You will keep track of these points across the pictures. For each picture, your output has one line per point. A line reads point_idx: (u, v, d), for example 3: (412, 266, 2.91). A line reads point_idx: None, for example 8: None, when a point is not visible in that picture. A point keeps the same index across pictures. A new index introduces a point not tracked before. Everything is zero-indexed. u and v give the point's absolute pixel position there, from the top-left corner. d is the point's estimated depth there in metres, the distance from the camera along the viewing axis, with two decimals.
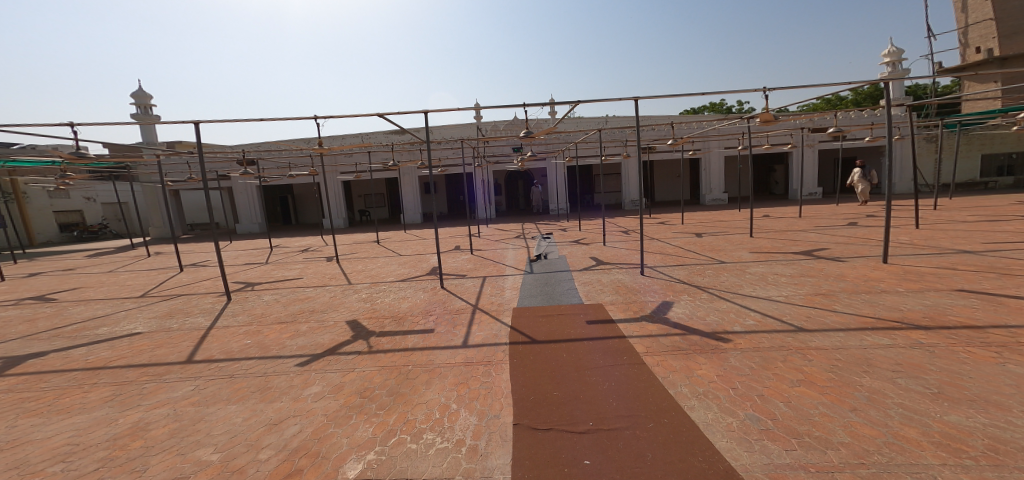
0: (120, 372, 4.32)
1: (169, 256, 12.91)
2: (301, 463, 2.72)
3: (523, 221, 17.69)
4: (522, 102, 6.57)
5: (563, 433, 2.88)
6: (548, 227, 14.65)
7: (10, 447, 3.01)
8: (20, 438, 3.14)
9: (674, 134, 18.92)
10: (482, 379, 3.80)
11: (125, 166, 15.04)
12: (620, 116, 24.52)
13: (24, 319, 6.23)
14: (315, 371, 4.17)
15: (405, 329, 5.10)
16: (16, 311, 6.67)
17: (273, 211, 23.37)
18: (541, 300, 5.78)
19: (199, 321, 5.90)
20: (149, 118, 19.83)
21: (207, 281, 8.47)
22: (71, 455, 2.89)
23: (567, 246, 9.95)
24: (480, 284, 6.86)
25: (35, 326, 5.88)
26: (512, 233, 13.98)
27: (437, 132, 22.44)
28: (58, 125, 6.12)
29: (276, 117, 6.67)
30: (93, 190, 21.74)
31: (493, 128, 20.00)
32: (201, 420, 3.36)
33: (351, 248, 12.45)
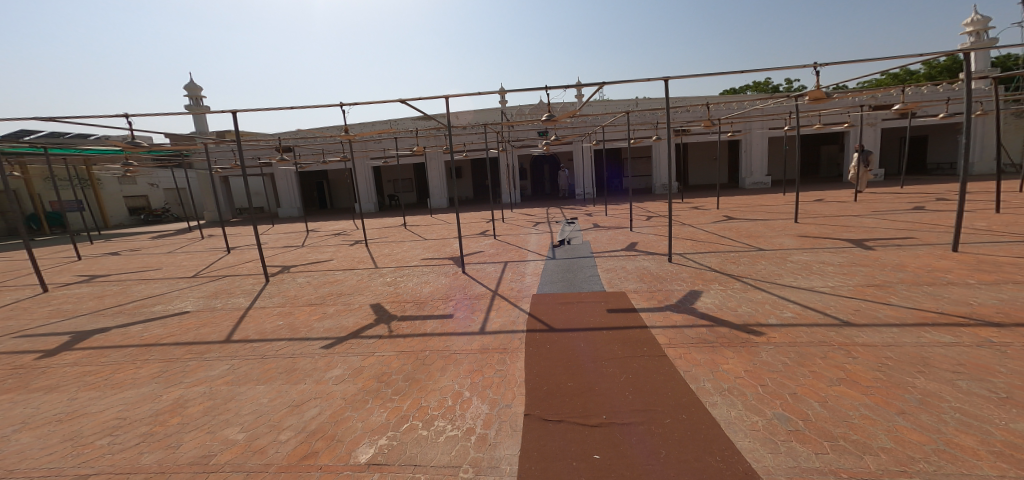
0: (166, 350, 4.68)
1: (218, 238, 13.87)
2: (317, 446, 2.90)
3: (548, 206, 17.44)
4: (545, 85, 6.36)
5: (574, 426, 2.86)
6: (574, 212, 14.38)
7: (70, 419, 3.39)
8: (78, 410, 3.53)
9: (709, 115, 17.95)
10: (497, 366, 3.78)
11: (180, 154, 16.24)
12: (652, 98, 23.51)
13: (94, 295, 6.94)
14: (338, 354, 4.31)
15: (425, 314, 5.18)
16: (89, 288, 7.44)
17: (311, 196, 24.58)
18: (562, 287, 5.65)
19: (240, 301, 6.30)
20: (199, 108, 21.32)
21: (247, 263, 9.00)
22: (118, 429, 3.23)
23: (591, 231, 9.73)
24: (501, 269, 6.83)
25: (101, 302, 6.51)
26: (537, 217, 13.86)
27: (462, 117, 22.58)
28: (111, 115, 6.38)
29: (305, 106, 6.81)
30: (155, 177, 23.84)
31: (516, 112, 19.91)
32: (232, 399, 3.61)
33: (380, 232, 12.83)
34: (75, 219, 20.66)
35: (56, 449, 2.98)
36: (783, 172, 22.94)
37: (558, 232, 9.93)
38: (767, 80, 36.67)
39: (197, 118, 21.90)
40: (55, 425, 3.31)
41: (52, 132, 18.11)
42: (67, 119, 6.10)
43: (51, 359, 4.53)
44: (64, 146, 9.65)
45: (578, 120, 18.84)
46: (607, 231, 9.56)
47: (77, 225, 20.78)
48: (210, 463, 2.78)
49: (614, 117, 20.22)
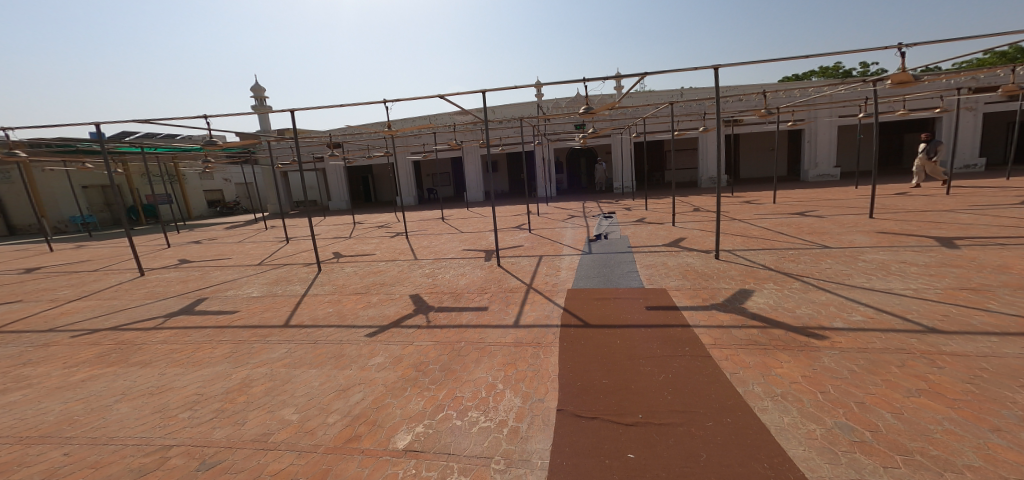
0: (236, 331, 5.17)
1: (278, 230, 15.09)
2: (360, 430, 3.05)
3: (585, 200, 17.13)
4: (583, 78, 6.23)
5: (608, 423, 2.76)
6: (612, 205, 13.99)
7: (159, 392, 3.85)
8: (166, 385, 3.99)
9: (764, 103, 16.70)
10: (531, 360, 3.75)
11: (246, 150, 18.00)
12: (698, 87, 22.28)
13: (180, 279, 7.85)
14: (380, 342, 4.51)
15: (461, 305, 5.27)
16: (176, 273, 8.43)
17: (357, 190, 26.10)
18: (598, 282, 5.50)
19: (297, 288, 6.80)
20: (263, 107, 23.50)
21: (301, 253, 9.71)
22: (196, 404, 3.61)
23: (630, 226, 9.38)
24: (536, 263, 6.79)
25: (186, 286, 7.35)
26: (573, 211, 13.66)
27: (497, 111, 22.85)
28: (192, 117, 7.09)
29: (353, 104, 7.12)
30: (228, 172, 26.74)
31: (553, 106, 19.84)
32: (289, 381, 3.90)
33: (419, 224, 13.27)
34: (166, 211, 23.50)
35: (148, 420, 3.39)
36: (854, 162, 20.83)
37: (595, 226, 9.70)
38: (838, 64, 33.23)
39: (263, 117, 23.89)
40: (148, 397, 3.77)
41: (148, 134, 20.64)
42: (158, 121, 6.89)
43: (145, 336, 5.17)
44: (155, 145, 10.91)
45: (617, 112, 18.40)
46: (648, 226, 9.17)
47: (167, 215, 23.61)
48: (269, 440, 3.03)
49: (657, 109, 19.57)
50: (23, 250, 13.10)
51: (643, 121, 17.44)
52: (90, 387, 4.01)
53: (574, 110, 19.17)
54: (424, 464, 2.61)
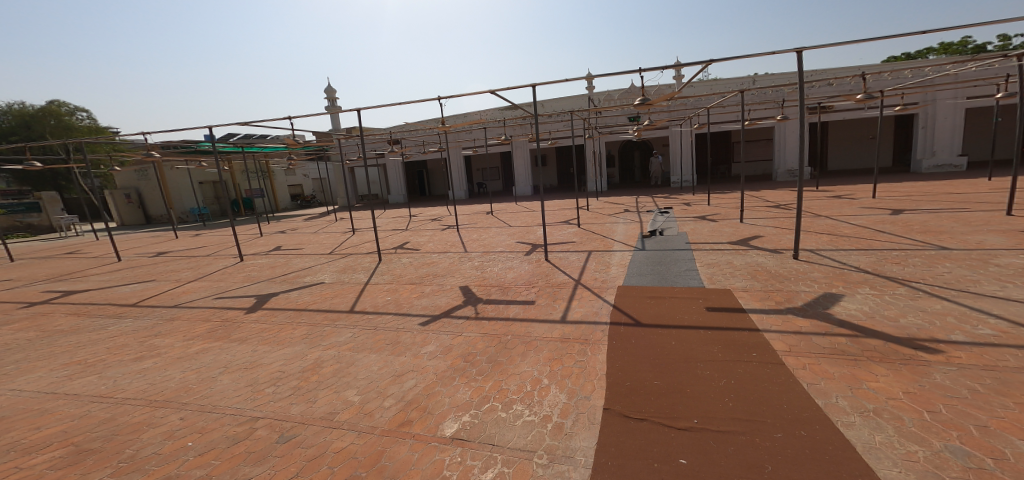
0: (311, 314, 5.74)
1: (346, 222, 16.55)
2: (412, 415, 3.18)
3: (638, 194, 16.62)
4: (640, 69, 6.03)
5: (659, 426, 2.55)
6: (669, 200, 13.26)
7: (252, 367, 4.40)
8: (256, 361, 4.55)
9: (863, 87, 14.73)
10: (577, 357, 3.63)
11: (320, 148, 20.16)
12: (775, 73, 20.17)
13: (269, 265, 8.96)
14: (432, 331, 4.69)
15: (509, 298, 5.30)
16: (266, 259, 9.65)
17: (413, 184, 27.98)
18: (651, 280, 5.18)
19: (360, 276, 7.38)
20: (334, 107, 26.14)
21: (366, 244, 10.57)
22: (278, 381, 4.05)
23: (689, 222, 8.81)
24: (585, 258, 6.63)
25: (273, 271, 8.37)
26: (625, 206, 13.20)
27: (547, 105, 22.95)
28: (280, 119, 8.02)
29: (412, 101, 7.51)
30: (306, 169, 29.95)
31: (605, 99, 19.85)
32: (352, 364, 4.22)
33: (470, 218, 13.76)
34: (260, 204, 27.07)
35: (241, 391, 3.89)
36: (988, 151, 17.54)
37: (650, 222, 9.26)
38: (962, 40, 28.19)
39: (336, 119, 26.54)
40: (243, 371, 4.32)
41: (246, 136, 24.06)
42: (255, 124, 7.92)
43: (241, 315, 5.96)
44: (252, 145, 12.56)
45: (676, 102, 17.85)
46: (709, 222, 8.53)
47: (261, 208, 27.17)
48: (334, 419, 3.28)
49: (722, 98, 18.61)
50: (157, 237, 15.91)
51: (701, 111, 16.85)
52: (202, 358, 4.72)
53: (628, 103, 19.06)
54: (469, 453, 2.64)
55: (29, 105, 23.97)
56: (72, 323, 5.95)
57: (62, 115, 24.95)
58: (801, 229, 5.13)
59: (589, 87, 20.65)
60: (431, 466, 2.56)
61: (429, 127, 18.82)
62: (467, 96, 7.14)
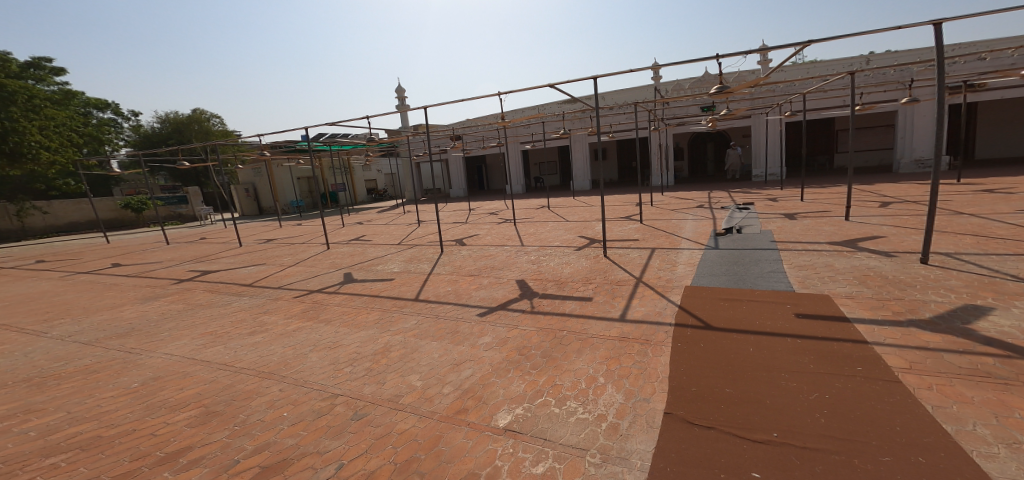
0: (383, 301, 6.21)
1: (414, 215, 17.88)
2: (468, 404, 3.21)
3: (709, 190, 15.64)
4: (716, 54, 5.68)
5: (729, 435, 2.23)
6: (745, 197, 12.12)
7: (333, 346, 4.80)
8: (337, 341, 4.97)
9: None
10: (637, 358, 3.37)
11: (393, 146, 22.27)
12: (903, 50, 16.95)
13: (349, 253, 10.00)
14: (489, 323, 4.75)
15: (565, 294, 5.23)
16: (346, 247, 10.80)
17: (473, 179, 29.44)
18: (725, 281, 4.71)
19: (425, 266, 7.86)
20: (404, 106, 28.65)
21: (430, 235, 11.30)
22: (353, 361, 4.32)
23: (770, 220, 7.96)
24: (647, 257, 6.32)
25: (353, 258, 9.30)
26: (694, 202, 12.34)
27: (608, 98, 22.50)
28: (359, 118, 8.88)
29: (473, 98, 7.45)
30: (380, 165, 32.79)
31: (675, 88, 19.35)
32: (417, 350, 4.40)
33: (527, 213, 14.03)
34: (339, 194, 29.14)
35: (324, 367, 4.23)
36: None
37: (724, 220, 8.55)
38: None
39: (405, 116, 28.85)
40: (326, 350, 4.71)
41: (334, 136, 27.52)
42: (339, 124, 8.87)
43: (327, 298, 6.69)
44: None
45: (762, 89, 16.81)
46: (795, 221, 7.61)
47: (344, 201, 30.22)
48: (399, 401, 3.41)
49: (822, 82, 16.91)
50: (269, 226, 18.72)
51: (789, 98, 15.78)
52: (297, 336, 5.28)
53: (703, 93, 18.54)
54: (520, 445, 2.58)
55: (181, 113, 30.42)
56: (207, 299, 7.21)
57: (203, 120, 31.35)
58: (929, 227, 4.23)
59: (655, 78, 20.13)
60: (484, 455, 2.54)
61: (492, 124, 19.88)
62: (527, 91, 6.98)
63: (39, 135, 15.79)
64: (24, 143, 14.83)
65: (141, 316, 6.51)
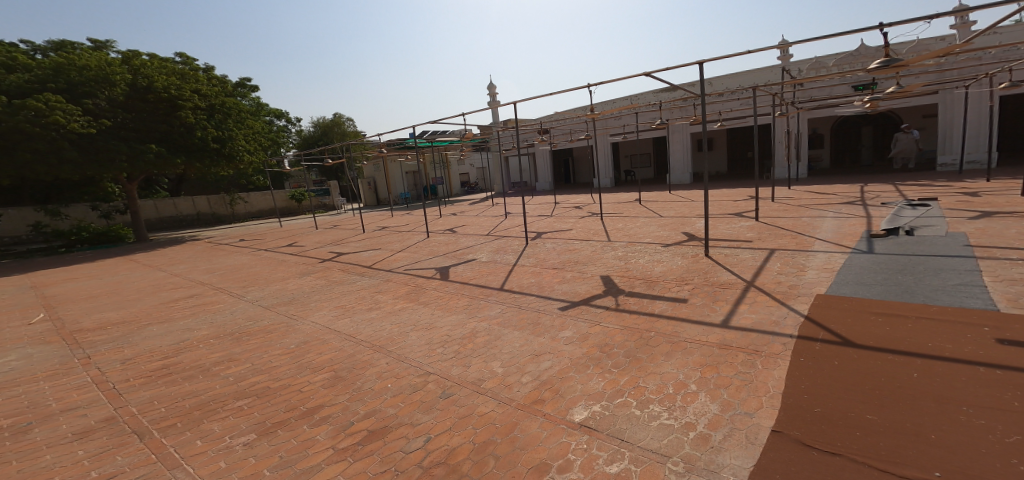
0: (471, 288, 6.57)
1: (501, 207, 18.54)
2: (545, 395, 3.24)
3: (858, 183, 13.60)
4: (874, 26, 5.09)
5: (852, 464, 1.89)
6: (890, 195, 10.13)
7: (426, 327, 5.23)
8: (431, 323, 5.40)
9: None
10: (735, 369, 3.06)
11: (483, 142, 23.42)
12: None
13: (443, 241, 10.79)
14: (570, 317, 4.74)
15: (655, 294, 4.99)
16: (441, 236, 11.67)
17: (560, 173, 29.61)
18: (876, 293, 4.02)
19: (510, 257, 8.12)
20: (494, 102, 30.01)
21: (516, 227, 11.63)
22: (443, 343, 4.65)
23: (958, 221, 6.57)
24: (762, 259, 5.72)
25: (446, 247, 10.03)
26: (816, 200, 10.69)
27: (716, 83, 20.63)
28: (455, 115, 9.51)
29: (562, 91, 7.89)
30: (472, 159, 34.48)
31: (806, 68, 17.41)
32: (499, 338, 4.57)
33: (615, 207, 13.60)
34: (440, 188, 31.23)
35: (419, 346, 4.64)
36: None
37: (887, 219, 7.22)
38: None
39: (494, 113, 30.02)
40: (421, 330, 5.17)
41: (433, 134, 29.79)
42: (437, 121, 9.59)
43: (424, 283, 7.30)
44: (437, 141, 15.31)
45: (955, 59, 14.52)
46: (1004, 222, 6.19)
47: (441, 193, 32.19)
48: (482, 385, 3.59)
49: None
50: (384, 215, 21.12)
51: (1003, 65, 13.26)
52: (401, 315, 5.86)
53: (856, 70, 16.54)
54: (595, 442, 2.53)
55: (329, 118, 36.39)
56: (339, 277, 8.42)
57: (341, 123, 36.91)
58: None
59: (783, 55, 17.88)
60: (557, 447, 2.56)
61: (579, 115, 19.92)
62: (615, 82, 7.04)
63: (245, 141, 19.93)
64: (236, 147, 18.79)
65: (286, 288, 7.87)
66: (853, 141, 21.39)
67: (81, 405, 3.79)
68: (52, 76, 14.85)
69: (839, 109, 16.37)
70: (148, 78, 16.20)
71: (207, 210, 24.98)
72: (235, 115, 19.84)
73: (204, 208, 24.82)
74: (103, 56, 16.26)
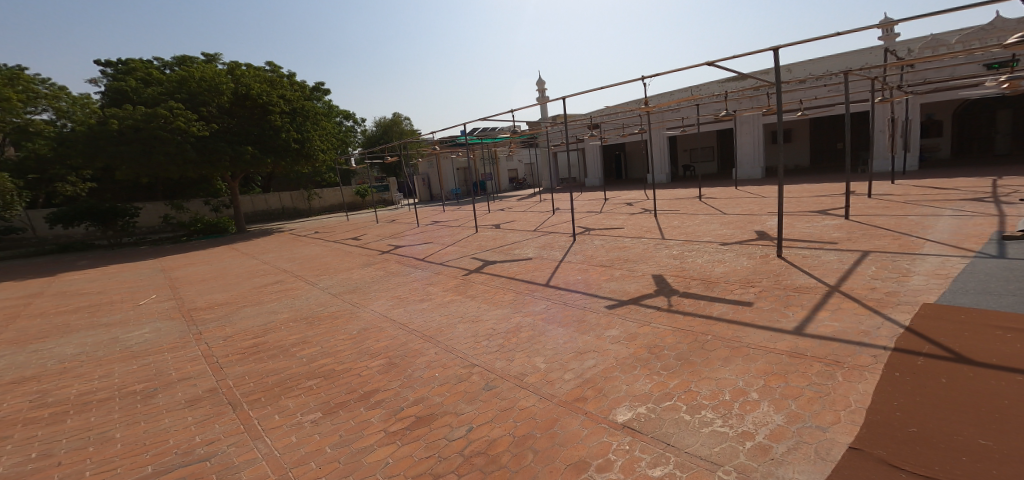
0: (517, 283, 6.62)
1: (548, 203, 18.50)
2: (588, 394, 3.21)
3: (975, 177, 12.23)
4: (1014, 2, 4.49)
5: None
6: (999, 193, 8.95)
7: (472, 320, 5.35)
8: (477, 316, 5.51)
9: None
10: (798, 380, 2.87)
11: (532, 137, 23.50)
12: None
13: (491, 236, 10.94)
14: (618, 316, 4.66)
15: (713, 296, 4.79)
16: (489, 231, 11.86)
17: (610, 168, 29.21)
18: (1006, 305, 3.54)
19: (557, 253, 8.07)
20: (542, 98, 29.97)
21: (564, 223, 11.55)
22: (487, 336, 4.73)
23: None
24: (851, 262, 5.30)
25: (493, 242, 10.17)
26: (900, 198, 9.70)
27: (798, 68, 19.35)
28: (503, 112, 9.60)
29: (613, 84, 7.52)
30: (520, 155, 34.48)
31: (920, 48, 16.03)
32: (543, 334, 4.59)
33: (670, 204, 13.12)
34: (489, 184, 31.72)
35: (466, 337, 4.76)
36: None
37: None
38: None
39: (543, 109, 30.05)
40: (467, 322, 5.29)
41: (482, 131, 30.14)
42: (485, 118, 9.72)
43: (471, 277, 7.45)
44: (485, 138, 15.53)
45: None
46: None
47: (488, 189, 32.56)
48: (524, 379, 3.61)
49: None
50: (436, 210, 21.77)
51: None
52: (449, 307, 6.03)
53: (993, 44, 15.01)
54: (638, 445, 2.47)
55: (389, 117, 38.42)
56: (395, 268, 8.81)
57: (400, 122, 38.61)
58: None
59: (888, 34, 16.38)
60: (597, 446, 2.52)
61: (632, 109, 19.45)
62: (676, 72, 6.62)
63: (322, 141, 20.88)
64: (314, 147, 19.82)
65: (346, 278, 8.37)
66: (982, 127, 19.55)
67: (195, 375, 4.32)
68: (177, 88, 17.40)
69: (964, 91, 14.98)
70: (247, 87, 17.86)
71: (291, 205, 27.41)
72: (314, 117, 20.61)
73: (287, 204, 27.28)
74: (211, 68, 18.22)
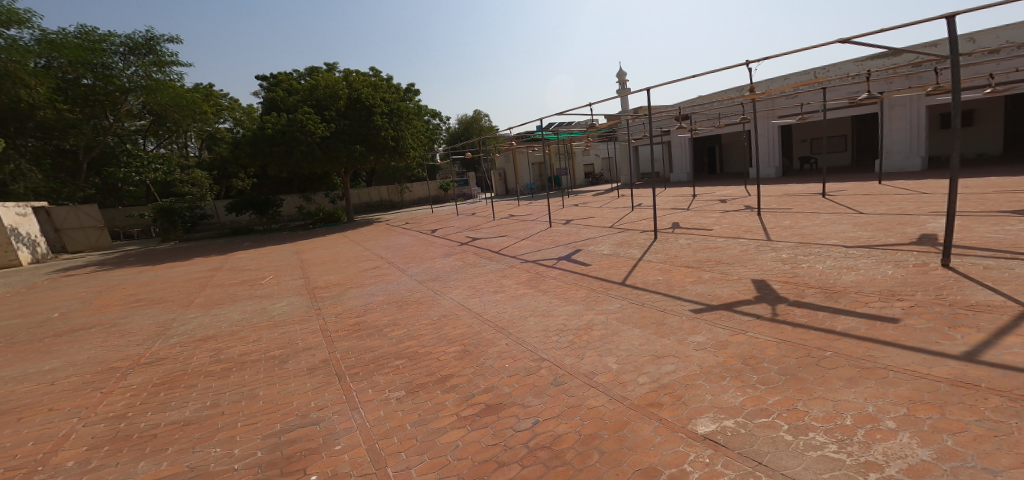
0: (590, 280, 6.46)
1: (629, 199, 17.81)
2: (664, 400, 3.02)
3: None
4: None
5: None
6: None
7: (544, 314, 5.34)
8: (547, 310, 5.49)
9: None
10: (941, 413, 2.40)
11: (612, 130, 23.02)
12: None
13: (566, 232, 10.83)
14: (705, 321, 4.33)
15: (834, 307, 4.23)
16: (566, 226, 11.74)
17: (702, 161, 27.47)
18: None
19: (635, 252, 7.70)
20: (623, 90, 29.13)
21: (644, 221, 11.03)
22: (557, 332, 4.68)
23: None
24: None
25: (570, 237, 10.05)
26: None
27: (982, 37, 16.20)
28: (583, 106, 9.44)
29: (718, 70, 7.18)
30: (598, 149, 33.56)
31: None
32: (617, 333, 4.42)
33: (777, 202, 11.82)
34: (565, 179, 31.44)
35: (538, 331, 4.77)
36: None
37: None
38: None
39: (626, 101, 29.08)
40: (537, 316, 5.30)
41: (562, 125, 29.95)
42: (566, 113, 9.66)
43: (545, 271, 7.44)
44: None
45: None
46: None
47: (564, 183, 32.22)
48: (594, 378, 3.51)
49: None
50: (512, 204, 22.15)
51: None
52: (521, 299, 6.09)
53: None
54: (720, 459, 2.27)
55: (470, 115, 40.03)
56: (472, 259, 9.14)
57: (479, 119, 39.87)
58: None
59: None
60: (672, 455, 2.36)
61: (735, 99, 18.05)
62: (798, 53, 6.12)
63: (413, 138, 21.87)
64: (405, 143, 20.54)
65: (425, 266, 8.88)
66: None
67: (313, 346, 4.88)
68: (309, 94, 19.96)
69: None
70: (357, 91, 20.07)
71: (387, 198, 29.75)
72: (410, 116, 22.01)
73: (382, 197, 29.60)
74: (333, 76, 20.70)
